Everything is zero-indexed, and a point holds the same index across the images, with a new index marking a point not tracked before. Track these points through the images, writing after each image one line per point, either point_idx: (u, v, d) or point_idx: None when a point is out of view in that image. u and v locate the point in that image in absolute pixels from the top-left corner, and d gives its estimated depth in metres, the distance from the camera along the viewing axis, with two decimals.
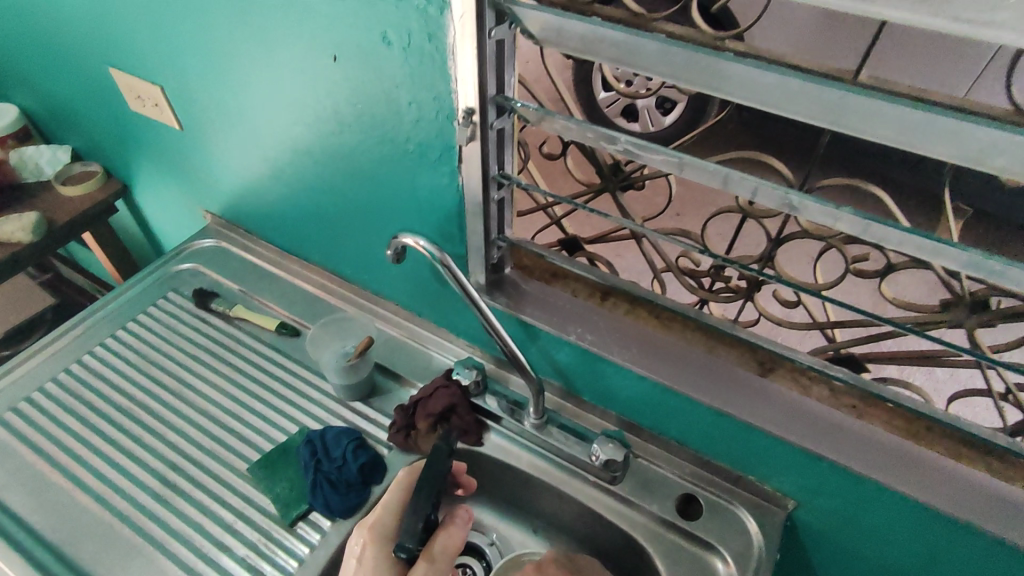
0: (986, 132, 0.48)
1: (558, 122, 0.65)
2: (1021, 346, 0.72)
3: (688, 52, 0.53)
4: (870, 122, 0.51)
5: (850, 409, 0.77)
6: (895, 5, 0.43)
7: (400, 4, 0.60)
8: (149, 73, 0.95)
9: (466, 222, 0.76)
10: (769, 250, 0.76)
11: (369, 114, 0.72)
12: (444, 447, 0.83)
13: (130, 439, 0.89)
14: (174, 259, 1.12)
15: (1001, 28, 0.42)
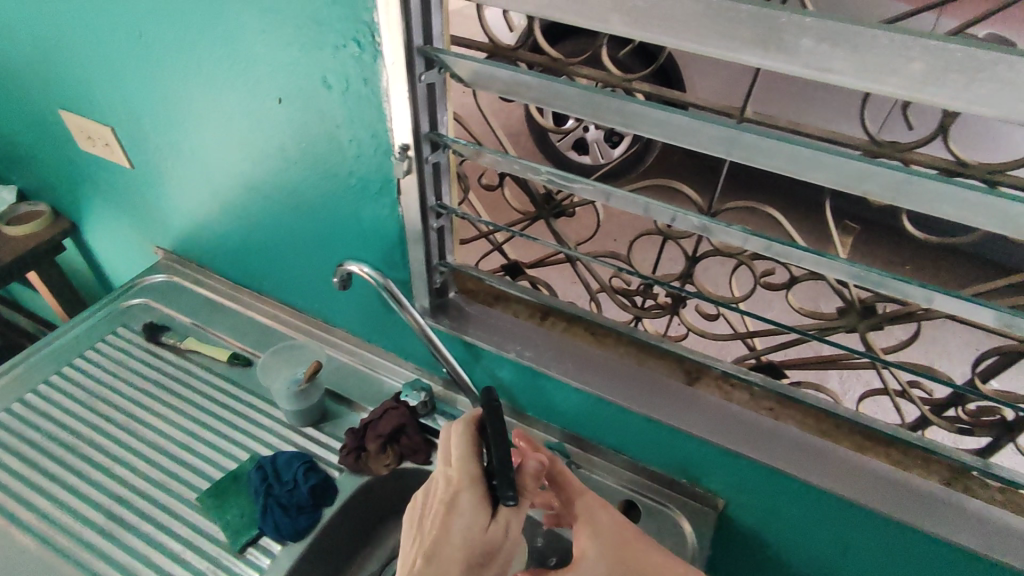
0: (845, 159, 0.55)
1: (488, 156, 0.71)
2: (908, 346, 0.80)
3: (592, 92, 0.61)
4: (752, 153, 0.59)
5: (767, 411, 0.84)
6: (754, 54, 0.51)
7: (338, 53, 0.66)
8: (99, 115, 0.98)
9: (408, 249, 0.81)
10: (688, 268, 0.83)
11: (313, 151, 0.77)
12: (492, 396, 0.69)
13: (75, 475, 0.89)
14: (124, 294, 1.13)
15: (841, 73, 0.50)
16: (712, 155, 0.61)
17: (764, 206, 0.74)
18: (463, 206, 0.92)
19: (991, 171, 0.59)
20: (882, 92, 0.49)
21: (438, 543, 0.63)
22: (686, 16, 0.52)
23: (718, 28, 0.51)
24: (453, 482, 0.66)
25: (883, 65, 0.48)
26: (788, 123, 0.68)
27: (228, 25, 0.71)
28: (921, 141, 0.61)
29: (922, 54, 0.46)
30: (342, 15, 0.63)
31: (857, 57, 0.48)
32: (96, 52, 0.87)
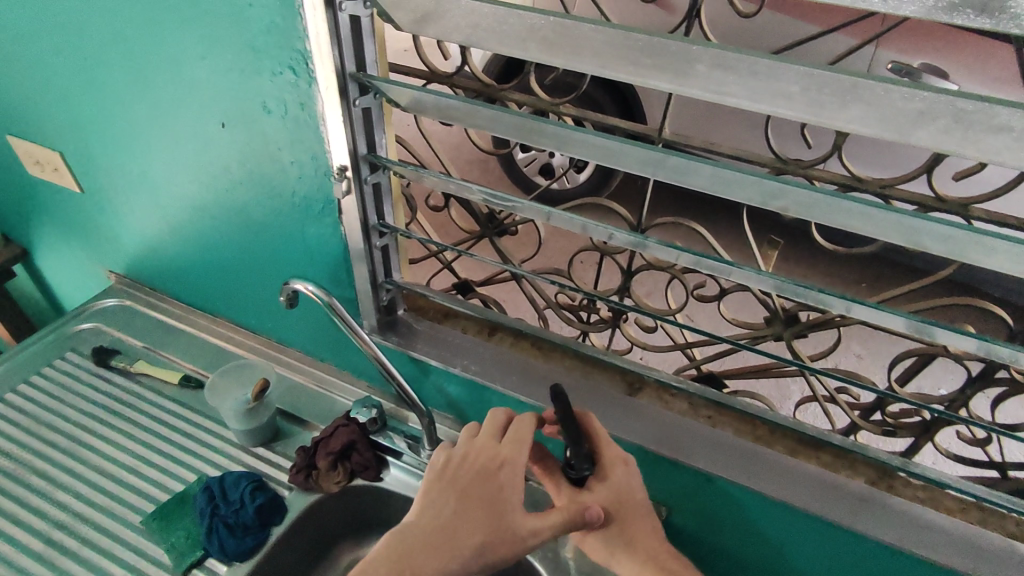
0: (753, 177, 0.59)
1: (426, 178, 0.74)
2: (832, 352, 0.84)
3: (518, 117, 0.65)
4: (670, 172, 0.63)
5: (705, 419, 0.87)
6: (656, 79, 0.56)
7: (276, 80, 0.69)
8: (47, 140, 0.99)
9: (353, 267, 0.83)
10: (624, 282, 0.87)
11: (257, 173, 0.80)
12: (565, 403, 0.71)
13: (17, 502, 0.88)
14: (74, 319, 1.13)
15: (735, 98, 0.54)
16: (636, 174, 0.65)
17: (689, 221, 0.77)
18: (411, 227, 0.95)
19: (883, 187, 0.64)
20: (768, 112, 0.54)
21: (475, 506, 0.68)
22: (593, 46, 0.56)
23: (624, 56, 0.56)
24: (502, 459, 0.71)
25: (768, 89, 0.52)
26: (702, 142, 0.74)
27: (171, 53, 0.73)
28: (820, 159, 0.66)
29: (798, 78, 0.51)
30: (277, 43, 0.66)
31: (746, 82, 0.53)
32: (43, 79, 0.89)
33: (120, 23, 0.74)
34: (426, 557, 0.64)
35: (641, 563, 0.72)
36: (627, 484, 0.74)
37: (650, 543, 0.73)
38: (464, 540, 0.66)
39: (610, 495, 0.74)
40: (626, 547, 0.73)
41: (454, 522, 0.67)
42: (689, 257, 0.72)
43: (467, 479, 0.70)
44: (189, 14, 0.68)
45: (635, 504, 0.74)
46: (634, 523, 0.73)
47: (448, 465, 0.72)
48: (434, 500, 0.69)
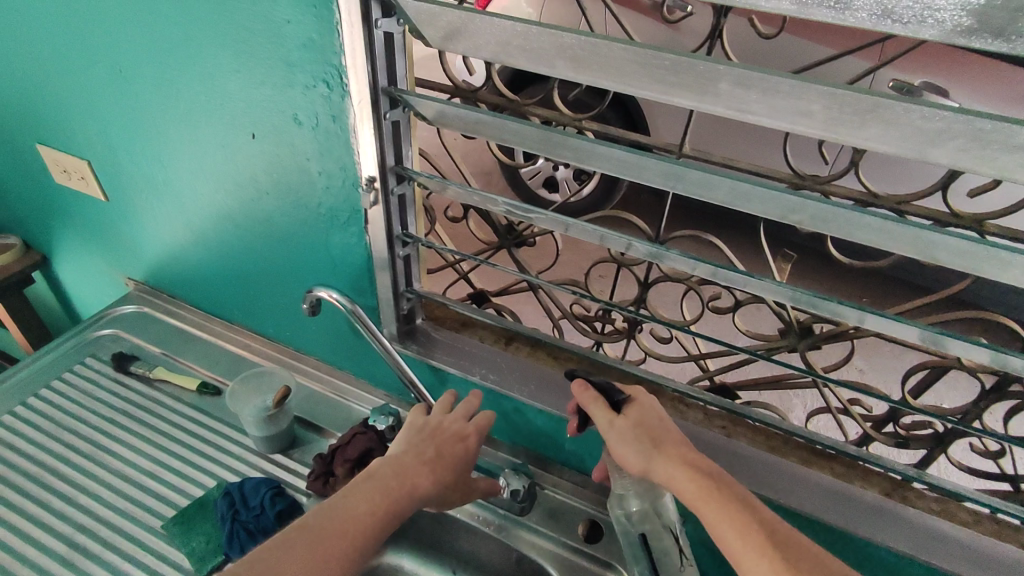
0: (772, 193, 0.61)
1: (451, 189, 0.76)
2: (846, 365, 0.86)
3: (545, 131, 0.67)
4: (690, 186, 0.65)
5: (721, 429, 0.89)
6: (683, 97, 0.58)
7: (308, 93, 0.71)
8: (76, 149, 1.01)
9: (375, 276, 0.85)
10: (641, 293, 0.88)
11: (284, 183, 0.82)
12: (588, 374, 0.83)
13: (38, 505, 0.88)
14: (93, 325, 1.15)
15: (756, 115, 0.56)
16: (655, 187, 0.67)
17: (708, 235, 0.79)
18: (430, 238, 0.97)
19: (899, 201, 0.66)
20: (788, 129, 0.56)
21: (450, 454, 0.77)
22: (620, 64, 0.58)
23: (650, 74, 0.58)
24: (470, 428, 0.81)
25: (791, 107, 0.54)
26: (721, 156, 0.75)
27: (205, 66, 0.75)
28: (837, 175, 0.68)
29: (820, 97, 0.53)
30: (311, 57, 0.68)
31: (768, 100, 0.55)
32: (75, 90, 0.91)
33: (156, 36, 0.76)
34: (411, 482, 0.71)
35: (676, 466, 0.68)
36: (655, 408, 0.76)
37: (682, 450, 0.70)
38: (438, 477, 0.74)
39: (640, 410, 0.75)
40: (658, 451, 0.70)
41: (434, 461, 0.75)
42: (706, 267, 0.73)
43: (445, 435, 0.78)
44: (224, 29, 0.70)
45: (664, 424, 0.74)
46: (664, 436, 0.72)
47: (428, 425, 0.80)
48: (416, 444, 0.76)
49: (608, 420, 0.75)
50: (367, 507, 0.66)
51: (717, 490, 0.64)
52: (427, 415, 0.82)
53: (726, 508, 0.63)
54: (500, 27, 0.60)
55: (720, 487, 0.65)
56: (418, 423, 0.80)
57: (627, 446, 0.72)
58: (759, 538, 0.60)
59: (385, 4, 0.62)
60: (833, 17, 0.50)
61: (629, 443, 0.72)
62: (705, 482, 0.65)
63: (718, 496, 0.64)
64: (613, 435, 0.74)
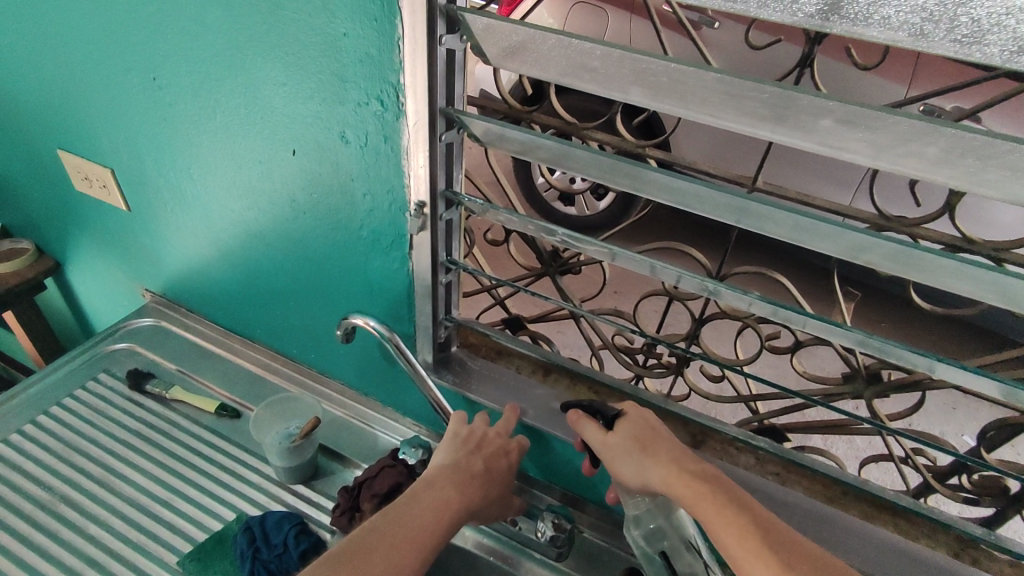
0: (860, 236, 0.56)
1: (501, 215, 0.70)
2: (910, 415, 0.82)
3: (611, 160, 0.61)
4: (765, 222, 0.59)
5: (774, 476, 0.83)
6: (776, 131, 0.53)
7: (359, 111, 0.66)
8: (101, 157, 0.97)
9: (416, 304, 0.80)
10: (694, 329, 0.84)
11: (324, 203, 0.77)
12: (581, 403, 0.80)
13: (47, 534, 0.83)
14: (107, 338, 1.10)
15: (854, 153, 0.51)
16: (720, 222, 0.62)
17: (772, 272, 0.75)
18: (468, 261, 0.92)
19: (995, 249, 0.62)
20: (899, 172, 0.51)
21: (496, 470, 0.77)
22: (707, 93, 0.53)
23: (741, 106, 0.53)
24: (513, 442, 0.81)
25: (900, 148, 0.49)
26: (797, 193, 0.72)
27: (247, 77, 0.71)
28: (927, 218, 0.64)
29: (939, 139, 0.47)
30: (367, 73, 0.63)
31: (873, 138, 0.50)
32: (103, 94, 0.87)
33: (198, 43, 0.72)
34: (463, 498, 0.72)
35: (668, 468, 0.65)
36: (646, 414, 0.74)
37: (673, 451, 0.67)
38: (485, 492, 0.75)
39: (631, 419, 0.73)
40: (647, 455, 0.68)
41: (481, 478, 0.75)
42: (766, 306, 0.67)
43: (491, 448, 0.78)
44: (271, 39, 0.66)
45: (657, 430, 0.71)
46: (657, 438, 0.70)
47: (472, 436, 0.79)
48: (464, 458, 0.76)
49: (602, 437, 0.74)
50: (428, 527, 0.67)
51: (709, 490, 0.61)
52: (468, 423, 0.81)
53: (719, 508, 0.59)
54: (576, 49, 0.55)
55: (711, 485, 0.62)
56: (460, 432, 0.79)
57: (622, 460, 0.70)
58: (753, 536, 0.56)
59: (450, 19, 0.58)
60: (959, 51, 0.45)
61: (624, 456, 0.70)
62: (696, 484, 0.62)
63: (709, 496, 0.60)
64: (610, 452, 0.72)
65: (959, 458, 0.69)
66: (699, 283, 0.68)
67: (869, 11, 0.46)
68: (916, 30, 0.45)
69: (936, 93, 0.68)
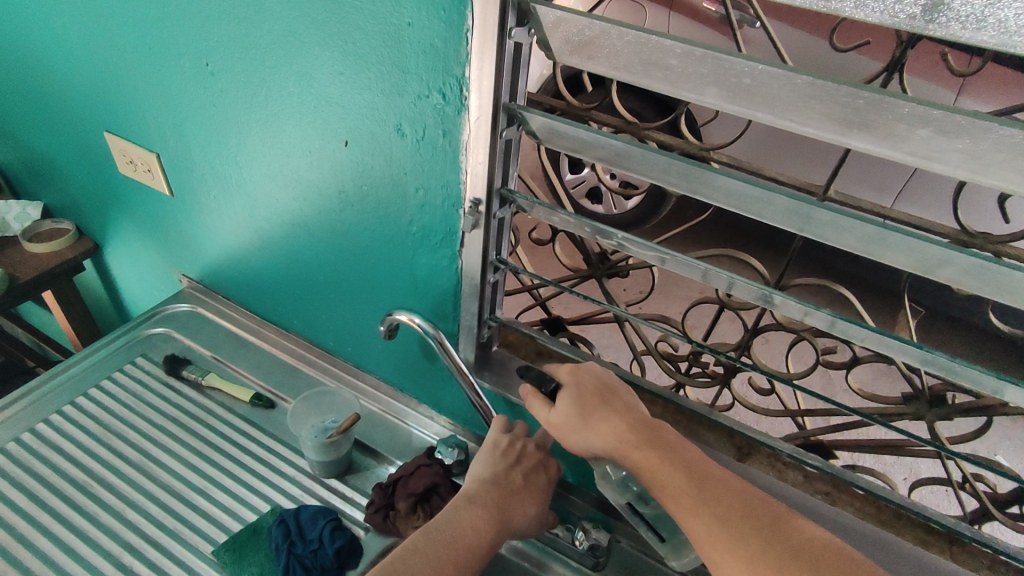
0: (945, 252, 0.53)
1: (556, 216, 0.68)
2: (975, 438, 0.78)
3: (680, 163, 0.58)
4: (840, 234, 0.56)
5: (823, 495, 0.80)
6: (864, 139, 0.50)
7: (418, 103, 0.65)
8: (146, 140, 0.96)
9: (462, 302, 0.78)
10: (747, 339, 0.82)
11: (373, 196, 0.75)
12: (527, 374, 0.75)
13: (85, 517, 0.83)
14: (145, 323, 1.10)
15: (948, 164, 0.48)
16: (784, 231, 0.59)
17: (835, 285, 0.72)
18: (511, 259, 0.90)
19: None
20: (995, 186, 0.48)
21: (536, 485, 0.75)
22: (790, 98, 0.50)
23: (831, 113, 0.49)
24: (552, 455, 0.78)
25: (1007, 165, 0.46)
26: (872, 204, 0.71)
27: (305, 63, 0.69)
28: (1016, 235, 0.62)
29: None
30: (429, 65, 0.61)
31: (975, 149, 0.46)
32: (152, 78, 0.86)
33: (254, 29, 0.71)
34: (505, 515, 0.71)
35: (612, 440, 0.64)
36: (583, 374, 0.71)
37: (612, 419, 0.66)
38: (525, 509, 0.73)
39: (568, 389, 0.70)
40: (593, 428, 0.66)
41: (521, 493, 0.73)
42: (831, 319, 0.63)
43: (530, 461, 0.76)
44: (330, 25, 0.64)
45: (602, 392, 0.69)
46: (600, 404, 0.67)
47: (511, 447, 0.76)
48: (504, 472, 0.74)
49: (547, 412, 0.71)
50: (469, 545, 0.66)
51: (648, 454, 0.61)
52: (505, 430, 0.78)
53: (654, 468, 0.60)
54: (652, 45, 0.52)
55: (647, 448, 0.62)
56: (499, 442, 0.77)
57: (570, 434, 0.68)
58: (687, 493, 0.57)
59: (520, 11, 0.56)
60: None
61: (572, 430, 0.68)
62: (633, 452, 0.62)
63: (647, 461, 0.61)
64: (557, 429, 0.70)
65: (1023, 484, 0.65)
66: (760, 292, 0.64)
67: (983, 13, 0.42)
68: None
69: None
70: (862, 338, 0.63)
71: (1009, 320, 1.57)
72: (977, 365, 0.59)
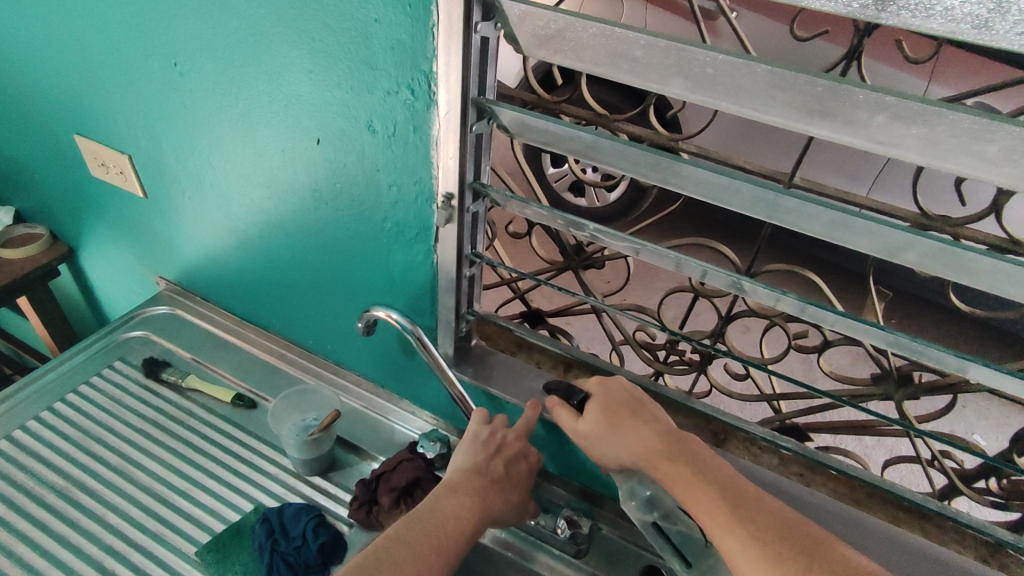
0: (903, 235, 0.54)
1: (528, 209, 0.68)
2: (941, 417, 0.80)
3: (649, 154, 0.59)
4: (804, 220, 0.57)
5: (798, 477, 0.82)
6: (823, 126, 0.51)
7: (388, 98, 0.65)
8: (118, 142, 0.95)
9: (439, 297, 0.78)
10: (721, 326, 0.83)
11: (347, 193, 0.76)
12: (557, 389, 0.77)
13: (64, 523, 0.83)
14: (122, 326, 1.09)
15: (904, 150, 0.49)
16: (753, 218, 0.60)
17: (803, 269, 0.73)
18: (488, 253, 0.90)
19: None
20: (949, 169, 0.49)
21: (516, 475, 0.76)
22: (750, 87, 0.51)
23: (790, 101, 0.50)
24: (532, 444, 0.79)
25: (957, 149, 0.47)
26: (835, 189, 0.73)
27: (274, 62, 0.69)
28: (973, 218, 0.65)
29: (1004, 135, 0.45)
30: (398, 61, 0.61)
31: (930, 134, 0.47)
32: (122, 80, 0.86)
33: (222, 27, 0.70)
34: (486, 504, 0.71)
35: (641, 449, 0.65)
36: (612, 386, 0.72)
37: (642, 432, 0.66)
38: (506, 498, 0.74)
39: (596, 400, 0.71)
40: (622, 438, 0.68)
41: (502, 483, 0.74)
42: (800, 304, 0.64)
43: (511, 451, 0.77)
44: (299, 24, 0.64)
45: (631, 404, 0.70)
46: (627, 414, 0.69)
47: (493, 437, 0.77)
48: (486, 461, 0.75)
49: (574, 422, 0.73)
50: (451, 535, 0.67)
51: (677, 467, 0.62)
52: (488, 421, 0.79)
53: (689, 484, 0.60)
54: (617, 38, 0.53)
55: (678, 461, 0.62)
56: (480, 433, 0.77)
57: (598, 444, 0.70)
58: (723, 511, 0.57)
59: (486, 5, 0.56)
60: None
61: (599, 440, 0.70)
62: (666, 467, 0.63)
63: (677, 474, 0.62)
64: (586, 439, 0.71)
65: (987, 459, 0.67)
66: (730, 279, 0.65)
67: (931, 1, 0.43)
68: (979, 22, 0.42)
69: (993, 89, 0.66)
70: (831, 322, 0.64)
71: (981, 303, 1.61)
72: (940, 345, 0.60)
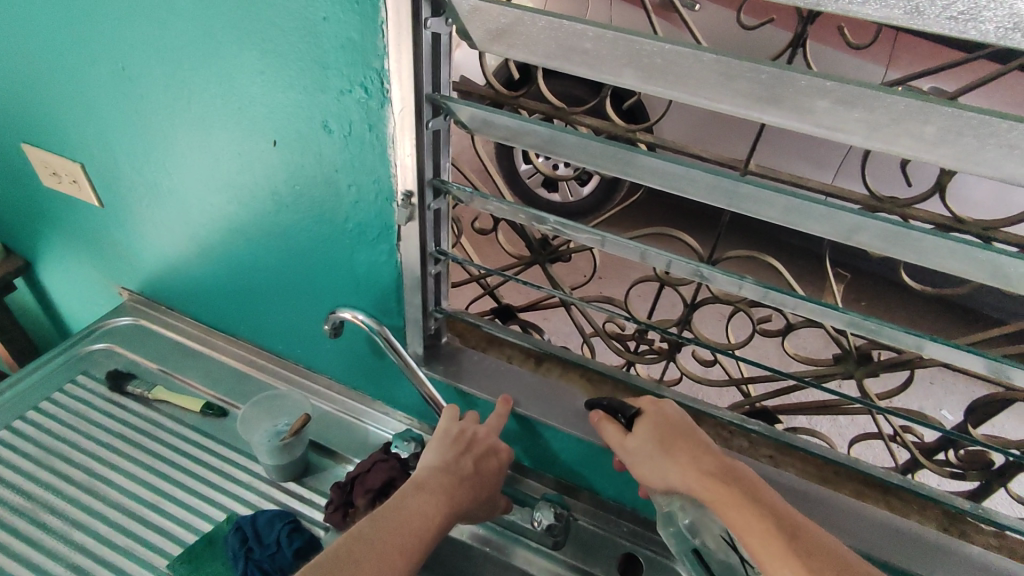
0: (852, 217, 0.55)
1: (490, 204, 0.67)
2: (901, 393, 0.82)
3: (605, 146, 0.59)
4: (758, 205, 0.58)
5: (768, 459, 0.83)
6: (769, 112, 0.52)
7: (343, 98, 0.64)
8: (69, 150, 0.93)
9: (405, 296, 0.78)
10: (687, 314, 0.84)
11: (307, 195, 0.75)
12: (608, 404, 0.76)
13: (28, 543, 0.81)
14: (84, 339, 1.06)
15: (846, 134, 0.50)
16: (712, 207, 0.60)
17: (764, 255, 0.74)
18: (455, 251, 0.90)
19: (984, 228, 0.67)
20: (891, 152, 0.50)
21: (485, 473, 0.76)
22: (696, 75, 0.52)
23: (736, 89, 0.51)
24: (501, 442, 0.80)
25: (895, 131, 0.49)
26: (788, 175, 0.75)
27: (225, 63, 0.68)
28: (917, 198, 0.67)
29: (938, 118, 0.47)
30: (350, 60, 0.61)
31: (869, 117, 0.49)
32: (69, 86, 0.83)
33: (170, 28, 0.68)
34: (453, 501, 0.71)
35: (692, 472, 0.62)
36: (667, 409, 0.70)
37: (696, 452, 0.64)
38: (474, 495, 0.74)
39: (651, 418, 0.70)
40: (671, 459, 0.65)
41: (471, 480, 0.74)
42: (760, 290, 0.64)
43: (480, 449, 0.77)
44: (248, 24, 0.63)
45: (684, 428, 0.68)
46: (680, 437, 0.66)
47: (462, 436, 0.77)
48: (455, 459, 0.75)
49: (622, 438, 0.72)
50: (416, 533, 0.66)
51: (732, 490, 0.58)
52: (459, 419, 0.79)
53: (738, 505, 0.57)
54: (566, 30, 0.53)
55: (734, 485, 0.59)
56: (450, 431, 0.78)
57: (645, 462, 0.68)
58: (777, 537, 0.53)
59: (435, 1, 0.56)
60: (953, 29, 0.43)
61: (647, 458, 0.67)
62: (717, 485, 0.59)
63: (730, 496, 0.58)
64: (632, 456, 0.70)
65: (946, 432, 0.68)
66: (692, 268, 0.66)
67: None
68: (911, 7, 0.43)
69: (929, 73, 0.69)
70: (792, 306, 0.65)
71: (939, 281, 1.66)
72: (895, 324, 0.61)
